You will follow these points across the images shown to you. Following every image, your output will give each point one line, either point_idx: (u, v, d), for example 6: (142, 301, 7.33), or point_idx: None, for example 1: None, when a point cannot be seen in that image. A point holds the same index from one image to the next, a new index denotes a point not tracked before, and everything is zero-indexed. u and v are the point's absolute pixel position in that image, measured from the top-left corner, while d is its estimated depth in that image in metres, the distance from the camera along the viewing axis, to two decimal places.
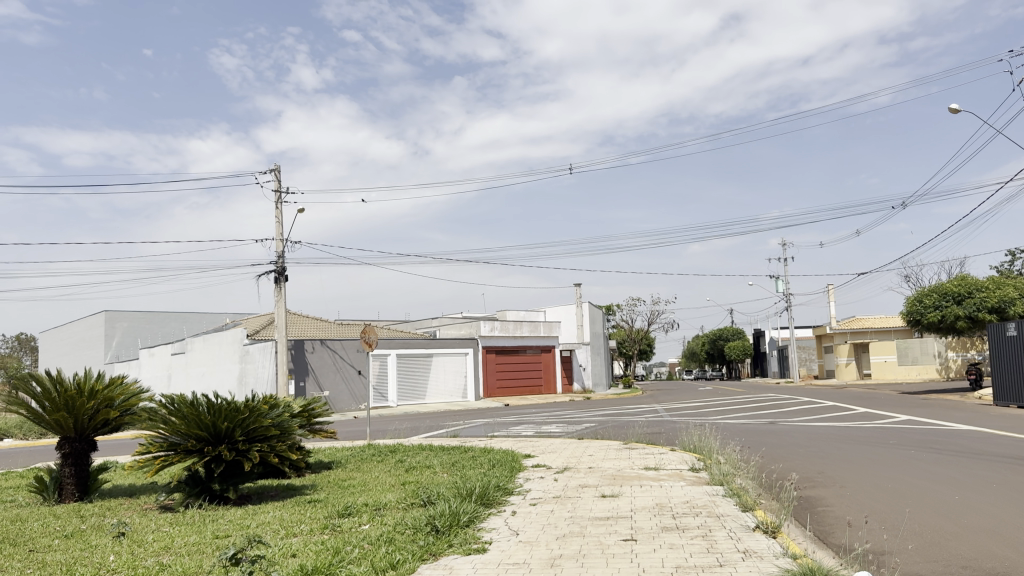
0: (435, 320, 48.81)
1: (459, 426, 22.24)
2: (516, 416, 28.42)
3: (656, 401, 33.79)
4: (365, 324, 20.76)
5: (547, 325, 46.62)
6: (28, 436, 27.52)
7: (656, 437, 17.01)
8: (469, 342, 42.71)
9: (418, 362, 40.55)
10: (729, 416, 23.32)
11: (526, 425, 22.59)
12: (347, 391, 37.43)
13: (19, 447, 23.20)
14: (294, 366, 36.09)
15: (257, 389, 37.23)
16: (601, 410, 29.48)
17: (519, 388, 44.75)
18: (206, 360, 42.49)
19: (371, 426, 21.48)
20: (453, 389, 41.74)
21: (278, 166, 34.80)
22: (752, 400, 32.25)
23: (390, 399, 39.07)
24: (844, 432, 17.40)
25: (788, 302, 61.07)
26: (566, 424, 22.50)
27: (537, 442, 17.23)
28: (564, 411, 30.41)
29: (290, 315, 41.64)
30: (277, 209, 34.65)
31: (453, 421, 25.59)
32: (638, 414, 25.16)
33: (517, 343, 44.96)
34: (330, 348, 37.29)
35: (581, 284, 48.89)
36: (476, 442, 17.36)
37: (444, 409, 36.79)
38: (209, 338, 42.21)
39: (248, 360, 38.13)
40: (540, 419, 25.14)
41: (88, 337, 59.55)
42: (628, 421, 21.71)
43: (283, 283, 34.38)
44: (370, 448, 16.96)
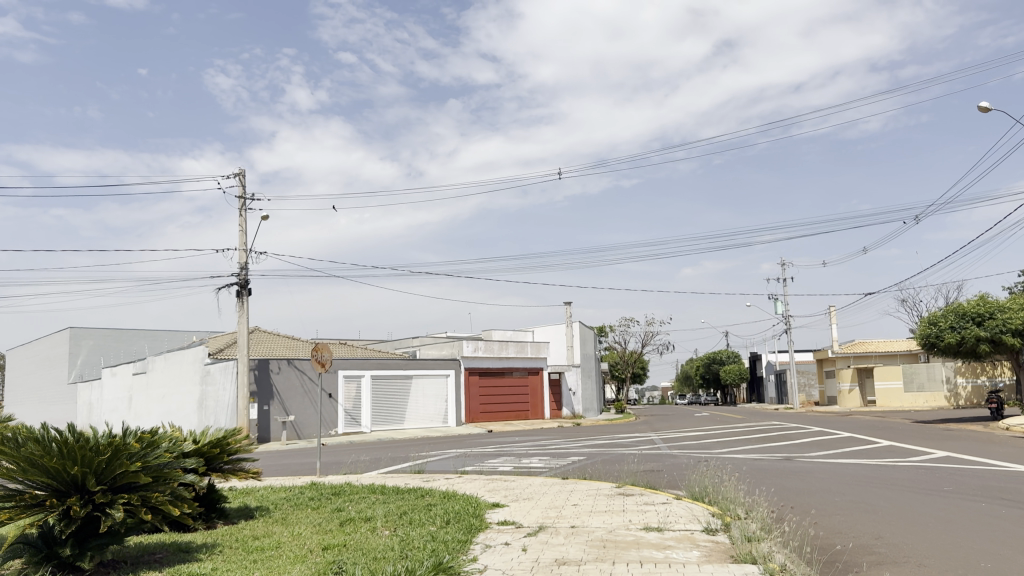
0: (416, 340, 45.94)
1: (427, 459, 19.44)
2: (497, 446, 25.56)
3: (652, 430, 30.87)
4: (316, 341, 17.91)
5: (534, 345, 43.66)
6: None
7: (654, 478, 14.18)
8: (451, 363, 39.78)
9: (395, 385, 37.62)
10: (737, 449, 20.42)
11: (504, 459, 19.73)
12: (315, 415, 34.54)
13: None
14: (257, 388, 33.20)
15: (217, 413, 34.31)
16: (590, 439, 26.61)
17: (504, 413, 41.74)
18: (167, 381, 39.50)
19: (323, 458, 18.68)
20: (432, 414, 38.76)
21: (243, 169, 32.47)
22: (757, 429, 29.38)
23: (364, 424, 36.10)
24: (879, 473, 14.55)
25: (788, 323, 58.32)
26: (549, 457, 19.64)
27: (512, 482, 14.36)
28: (550, 439, 27.55)
29: (259, 333, 38.85)
30: (241, 216, 32.02)
31: (424, 452, 22.75)
32: (633, 445, 22.31)
33: (502, 364, 42.09)
34: (298, 368, 34.43)
35: (570, 303, 46.08)
36: (439, 483, 14.50)
37: (421, 436, 33.85)
38: (171, 357, 39.24)
39: (209, 382, 35.22)
40: (521, 450, 22.25)
41: (51, 355, 56.49)
42: (621, 455, 18.85)
43: (246, 296, 31.74)
44: (311, 490, 14.07)
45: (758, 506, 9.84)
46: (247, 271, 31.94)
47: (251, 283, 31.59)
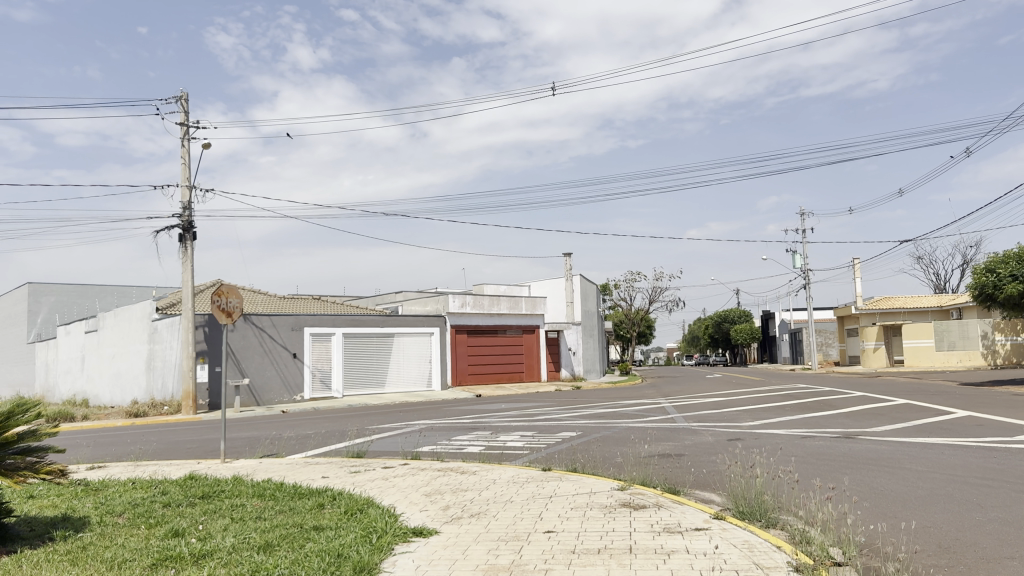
0: (400, 295, 41.53)
1: (374, 437, 15.16)
2: (476, 414, 21.28)
3: (662, 395, 26.53)
4: (219, 286, 13.55)
5: (529, 300, 39.12)
6: None
7: (673, 472, 9.70)
8: (435, 320, 35.35)
9: (370, 344, 33.26)
10: (775, 421, 15.91)
11: (475, 435, 15.37)
12: (277, 378, 30.28)
13: None
14: (208, 348, 28.99)
15: (164, 376, 30.13)
16: (589, 406, 22.26)
17: (495, 375, 37.42)
18: (117, 340, 35.28)
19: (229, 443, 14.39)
20: (414, 377, 34.44)
21: (186, 92, 27.73)
22: (786, 395, 24.99)
23: (334, 389, 31.90)
24: (996, 463, 10.07)
25: (807, 278, 53.69)
26: (533, 433, 15.26)
27: (470, 476, 9.97)
28: (541, 406, 23.22)
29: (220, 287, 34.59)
30: (182, 146, 27.44)
31: (383, 425, 18.46)
32: (642, 416, 17.93)
33: (493, 321, 37.67)
34: (256, 326, 30.09)
35: (569, 253, 41.28)
36: (364, 479, 10.14)
37: (397, 402, 29.62)
38: (120, 314, 34.96)
39: (156, 341, 31.01)
40: (502, 420, 17.93)
41: (11, 312, 52.35)
42: (626, 431, 14.45)
43: (190, 240, 27.44)
44: (177, 491, 9.70)
45: (883, 564, 5.43)
46: (192, 212, 27.68)
47: (196, 225, 27.34)
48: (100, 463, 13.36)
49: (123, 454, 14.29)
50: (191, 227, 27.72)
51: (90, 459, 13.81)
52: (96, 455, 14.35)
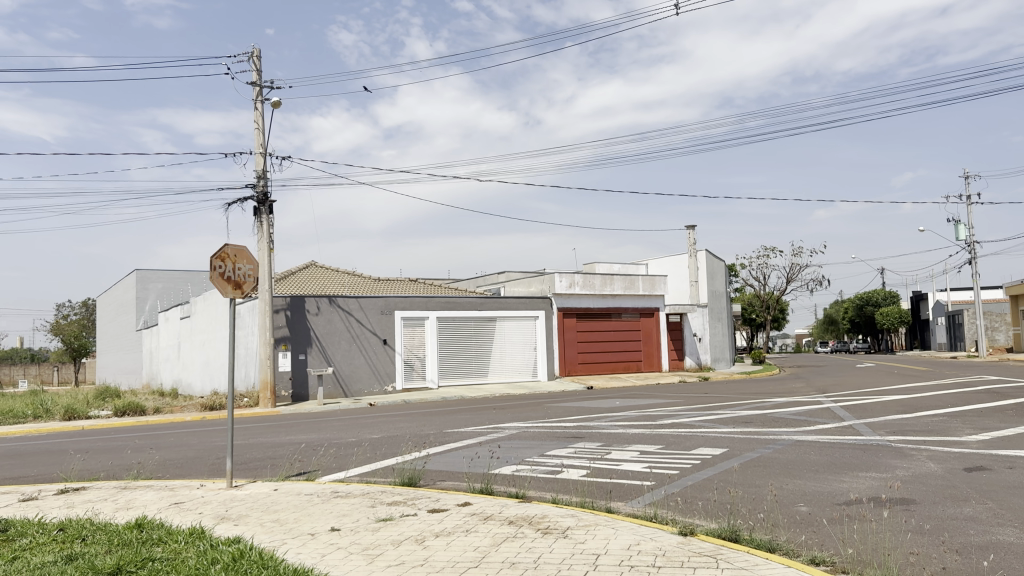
0: (503, 276, 37.84)
1: (439, 451, 11.32)
2: (585, 413, 17.10)
3: (817, 390, 21.52)
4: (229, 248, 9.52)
5: (647, 279, 34.44)
6: None
7: (923, 556, 5.34)
8: (540, 303, 31.43)
9: (468, 329, 29.68)
10: (1012, 435, 11.00)
11: (578, 450, 11.26)
12: (366, 367, 27.18)
13: None
14: (290, 334, 25.94)
15: (246, 365, 27.59)
16: (727, 406, 17.68)
17: (609, 364, 33.16)
18: (207, 328, 33.29)
19: (250, 464, 10.92)
20: (518, 366, 30.66)
21: (259, 47, 24.76)
22: (982, 390, 19.59)
23: (429, 379, 28.52)
24: None
25: (973, 252, 46.46)
26: (658, 449, 11.03)
27: (559, 541, 5.90)
28: (667, 405, 18.82)
29: (310, 268, 31.80)
30: (255, 108, 24.39)
31: (464, 428, 14.62)
32: (807, 424, 13.40)
33: (606, 303, 33.37)
34: (342, 309, 27.02)
35: (692, 225, 36.24)
36: (388, 538, 6.28)
37: (496, 394, 25.97)
38: (209, 299, 32.90)
39: (240, 326, 28.53)
40: (616, 427, 13.71)
41: (124, 300, 52.18)
42: (798, 452, 9.99)
43: (264, 213, 24.49)
44: (91, 556, 6.04)
45: None
46: (267, 181, 24.75)
47: (271, 196, 24.37)
48: (85, 482, 10.08)
49: (125, 469, 11.01)
50: (267, 199, 24.79)
51: (80, 476, 10.57)
52: (94, 467, 11.13)
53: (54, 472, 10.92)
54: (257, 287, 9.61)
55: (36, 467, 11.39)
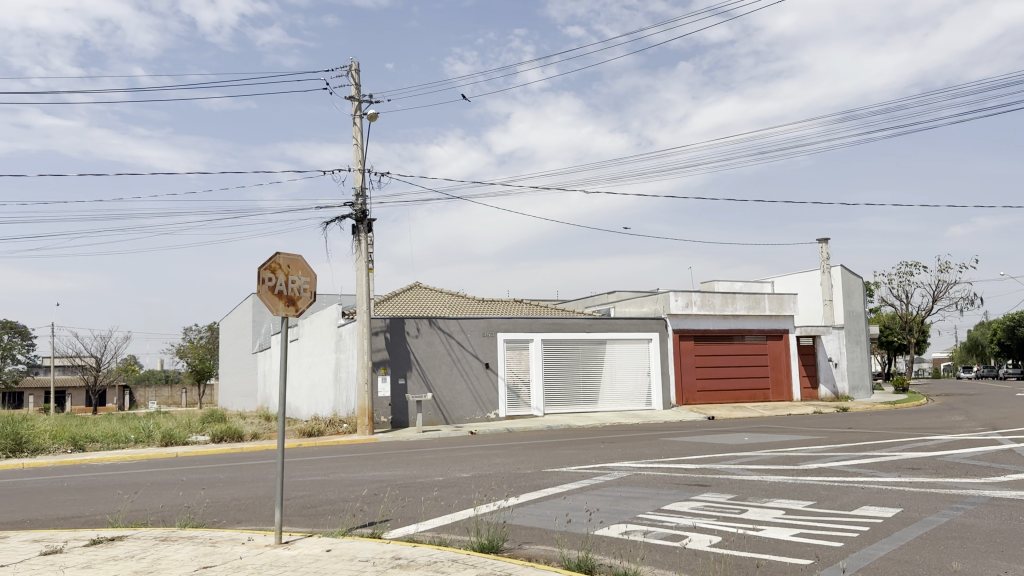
0: (613, 296, 35.74)
1: (532, 501, 9.48)
2: (707, 452, 14.85)
3: (985, 425, 18.34)
4: (282, 260, 8.05)
5: (774, 298, 31.46)
6: None
7: None
8: (654, 324, 29.13)
9: (576, 353, 27.74)
10: None
11: (704, 504, 9.11)
12: (468, 394, 25.66)
13: None
14: (389, 357, 24.78)
15: (346, 389, 26.60)
16: (877, 445, 14.99)
17: (732, 392, 30.35)
18: (311, 351, 32.78)
19: (315, 515, 9.40)
20: (631, 393, 28.41)
21: (356, 61, 23.88)
22: None
23: (534, 406, 26.70)
24: None
25: None
26: (808, 508, 8.77)
27: None
28: (807, 441, 16.17)
29: (412, 290, 30.74)
30: (352, 123, 23.41)
31: (565, 466, 12.71)
32: (991, 472, 10.76)
33: (726, 325, 30.68)
34: (442, 331, 25.66)
35: (823, 238, 33.02)
36: None
37: (607, 424, 23.84)
38: (313, 321, 32.41)
39: (341, 349, 27.65)
40: (748, 473, 11.41)
41: (242, 323, 53.28)
42: (1003, 520, 7.54)
43: (362, 231, 23.42)
44: None
45: None
46: (366, 199, 23.73)
47: (370, 213, 23.30)
48: (129, 529, 8.80)
49: (179, 510, 9.73)
50: (366, 217, 23.75)
51: (129, 519, 9.32)
52: (148, 508, 9.89)
53: (103, 513, 9.77)
54: (313, 303, 8.11)
55: (89, 505, 10.30)
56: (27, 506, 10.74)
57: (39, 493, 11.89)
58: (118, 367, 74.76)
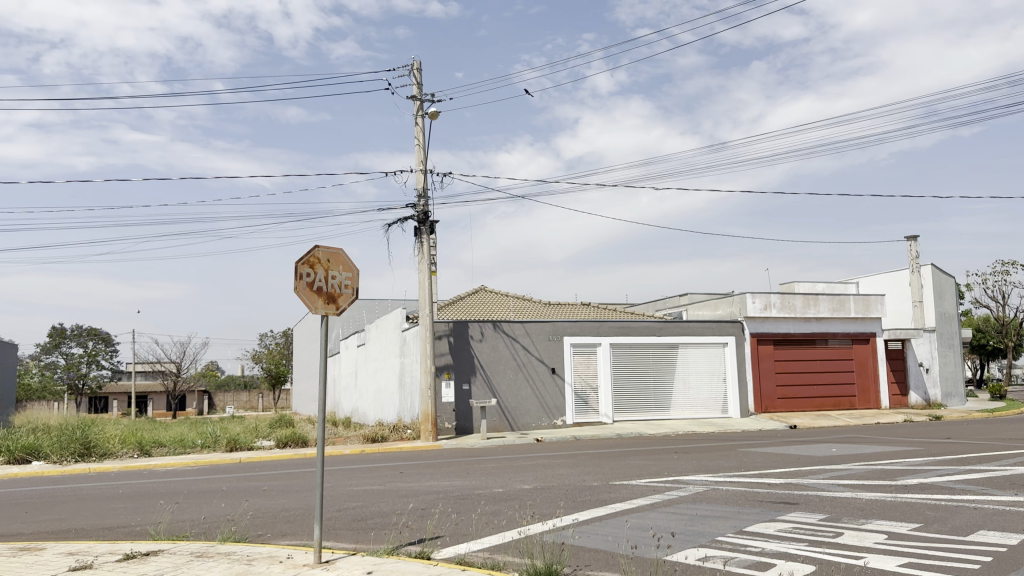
0: (686, 299, 34.47)
1: (597, 519, 8.62)
2: (792, 464, 13.70)
3: None
4: (320, 254, 7.31)
5: (860, 299, 29.65)
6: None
7: None
8: (730, 327, 27.80)
9: (647, 358, 26.64)
10: None
11: (792, 526, 8.09)
12: (534, 400, 24.87)
13: None
14: (453, 362, 24.19)
15: (411, 395, 26.13)
16: (984, 458, 13.56)
17: (814, 399, 28.72)
18: (378, 356, 32.56)
19: (361, 531, 8.76)
20: (705, 399, 27.13)
21: (418, 59, 23.43)
22: None
23: (604, 413, 25.72)
24: None
25: None
26: (914, 532, 7.66)
27: None
28: (903, 453, 14.82)
29: (478, 293, 30.15)
30: (414, 123, 22.91)
31: (636, 478, 11.81)
32: None
33: (807, 328, 29.10)
34: (507, 335, 24.95)
35: (912, 236, 31.07)
36: None
37: (681, 433, 22.71)
38: (379, 325, 32.17)
39: (406, 354, 27.24)
40: (840, 489, 10.28)
41: (313, 329, 53.77)
42: None
43: (424, 233, 22.90)
44: None
45: None
46: (429, 200, 23.21)
47: (432, 215, 22.78)
48: (166, 543, 8.31)
49: (222, 523, 9.23)
50: (428, 218, 23.22)
51: (170, 532, 8.85)
52: (193, 519, 9.42)
53: (146, 524, 9.35)
54: (354, 301, 7.45)
55: (135, 515, 9.91)
56: (76, 514, 10.46)
57: (93, 500, 11.64)
58: (197, 372, 76.72)
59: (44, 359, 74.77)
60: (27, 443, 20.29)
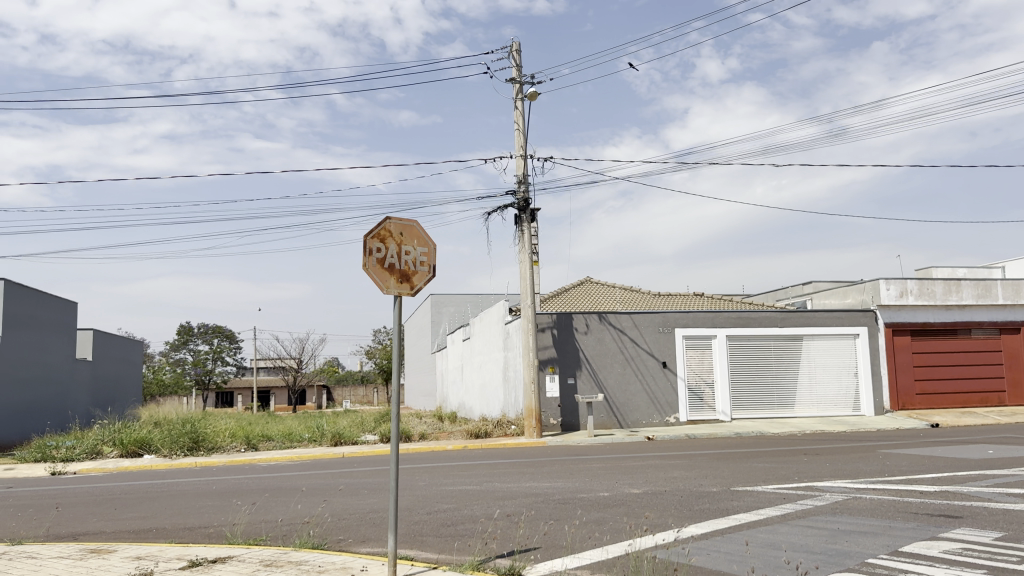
0: (810, 288, 32.18)
1: (715, 532, 7.39)
2: (945, 468, 11.94)
3: None
4: (393, 227, 6.38)
5: (1009, 285, 26.79)
6: (101, 468, 17.77)
7: None
8: (861, 317, 25.53)
9: (767, 351, 24.79)
10: None
11: (962, 548, 6.60)
12: (645, 395, 23.51)
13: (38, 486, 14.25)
14: (558, 356, 23.18)
15: (515, 390, 25.25)
16: None
17: (959, 396, 26.04)
18: (482, 350, 31.92)
19: (446, 538, 7.86)
20: (833, 396, 25.00)
21: (517, 41, 22.48)
22: None
23: (721, 410, 24.07)
24: None
25: None
26: None
27: None
28: None
29: (585, 285, 29.00)
30: (514, 107, 21.96)
31: (760, 483, 10.46)
32: None
33: (949, 317, 26.45)
34: (615, 327, 23.70)
35: None
36: None
37: (806, 432, 20.85)
38: (483, 319, 31.50)
39: (509, 348, 26.39)
40: (1012, 500, 8.62)
41: (423, 325, 53.94)
42: None
43: (525, 221, 21.95)
44: None
45: None
46: (529, 187, 22.26)
47: (533, 201, 21.81)
48: (237, 548, 7.65)
49: (299, 526, 8.55)
50: (529, 206, 22.27)
51: (245, 535, 8.23)
52: (271, 521, 8.78)
53: (223, 526, 8.80)
54: (431, 280, 6.51)
55: (215, 515, 9.41)
56: (162, 512, 10.07)
57: (183, 497, 11.30)
58: (316, 368, 78.83)
59: (175, 356, 78.64)
60: (139, 436, 20.66)
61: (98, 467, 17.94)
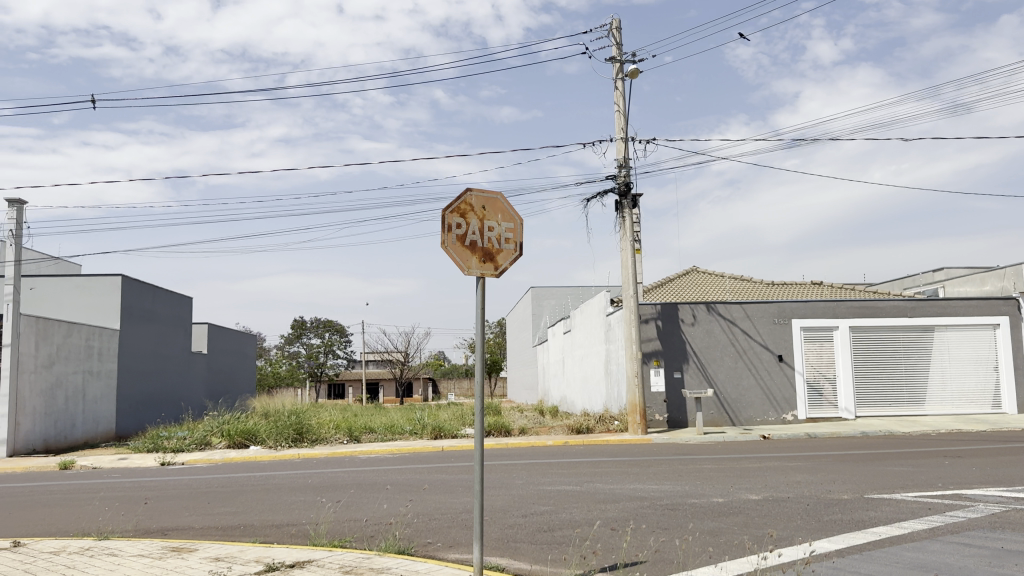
0: (941, 276, 29.72)
1: (851, 549, 6.37)
2: None
3: None
4: (474, 200, 5.70)
5: None
6: (207, 459, 18.02)
7: None
8: (1002, 306, 23.23)
9: (894, 343, 22.91)
10: None
11: None
12: (758, 391, 22.13)
13: (144, 477, 14.44)
14: (664, 349, 22.11)
15: (618, 383, 24.28)
16: None
17: None
18: (584, 343, 31.02)
19: (542, 545, 7.13)
20: (971, 393, 22.85)
21: (617, 18, 21.48)
22: None
23: (844, 407, 22.38)
24: None
25: None
26: None
27: None
28: None
29: (692, 275, 27.69)
30: (614, 88, 20.99)
31: (897, 489, 9.26)
32: None
33: None
34: (725, 318, 22.40)
35: None
36: None
37: (941, 431, 19.03)
38: (585, 312, 30.60)
39: (612, 340, 25.42)
40: None
41: (525, 318, 53.48)
42: None
43: (627, 207, 20.96)
44: None
45: None
46: (631, 170, 21.25)
47: (635, 186, 20.80)
48: (320, 551, 7.16)
49: (385, 526, 8.03)
50: (630, 191, 21.27)
51: (330, 535, 7.76)
52: (358, 520, 8.31)
53: (309, 523, 8.40)
54: (518, 259, 5.81)
55: (302, 512, 9.04)
56: (253, 508, 9.78)
57: (277, 491, 11.05)
58: (421, 362, 79.82)
59: (288, 350, 81.28)
60: (245, 427, 20.93)
61: (204, 458, 18.19)
